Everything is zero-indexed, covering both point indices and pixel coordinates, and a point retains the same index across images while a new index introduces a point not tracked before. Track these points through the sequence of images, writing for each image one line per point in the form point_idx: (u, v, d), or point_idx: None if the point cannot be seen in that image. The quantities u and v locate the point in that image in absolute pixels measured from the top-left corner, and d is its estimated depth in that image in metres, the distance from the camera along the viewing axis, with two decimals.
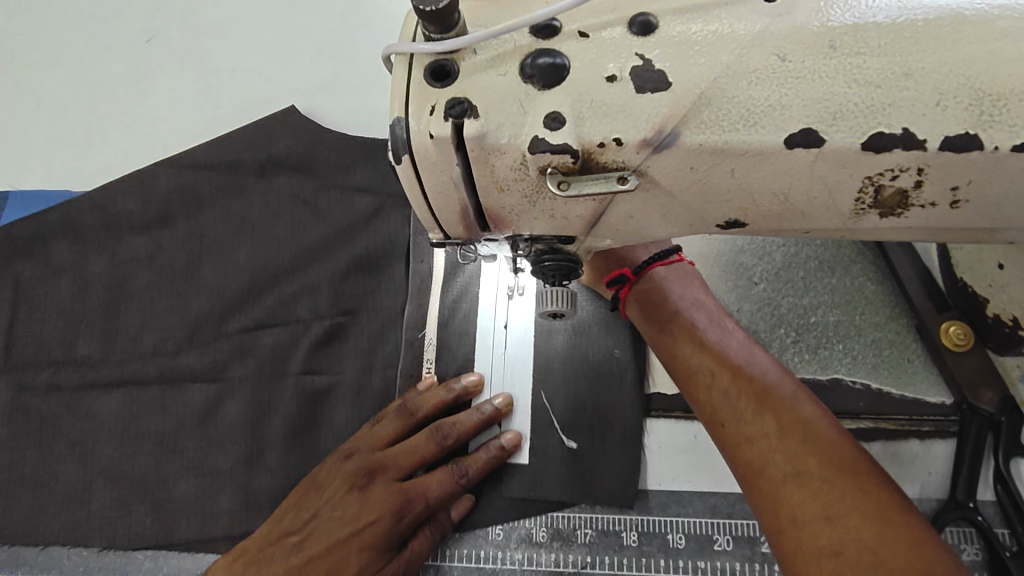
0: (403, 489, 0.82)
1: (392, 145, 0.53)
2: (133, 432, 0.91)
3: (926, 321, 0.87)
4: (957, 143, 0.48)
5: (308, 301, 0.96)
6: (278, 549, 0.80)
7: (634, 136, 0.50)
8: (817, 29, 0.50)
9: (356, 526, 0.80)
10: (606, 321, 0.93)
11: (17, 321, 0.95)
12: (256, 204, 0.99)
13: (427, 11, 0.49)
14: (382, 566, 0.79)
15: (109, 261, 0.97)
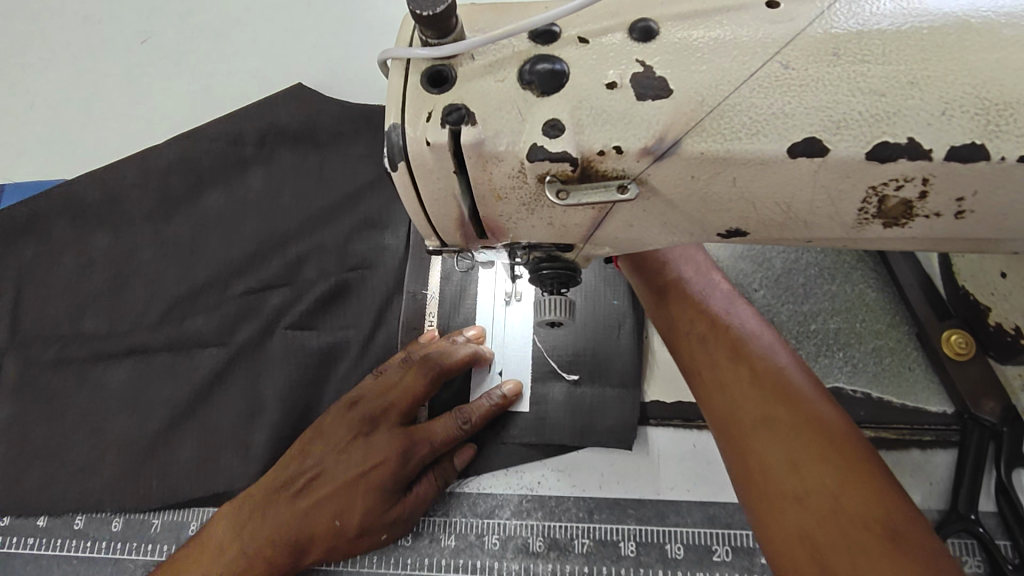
0: (406, 435, 0.83)
1: (388, 152, 0.52)
2: (132, 411, 0.95)
3: (927, 329, 0.86)
4: (964, 153, 0.47)
5: (315, 262, 0.99)
6: (285, 494, 0.81)
7: (634, 144, 0.49)
8: (821, 36, 0.49)
9: (361, 469, 0.81)
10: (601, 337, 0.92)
11: (27, 300, 1.00)
12: (258, 175, 1.03)
13: (423, 15, 0.48)
14: (389, 508, 0.81)
15: (111, 242, 1.02)
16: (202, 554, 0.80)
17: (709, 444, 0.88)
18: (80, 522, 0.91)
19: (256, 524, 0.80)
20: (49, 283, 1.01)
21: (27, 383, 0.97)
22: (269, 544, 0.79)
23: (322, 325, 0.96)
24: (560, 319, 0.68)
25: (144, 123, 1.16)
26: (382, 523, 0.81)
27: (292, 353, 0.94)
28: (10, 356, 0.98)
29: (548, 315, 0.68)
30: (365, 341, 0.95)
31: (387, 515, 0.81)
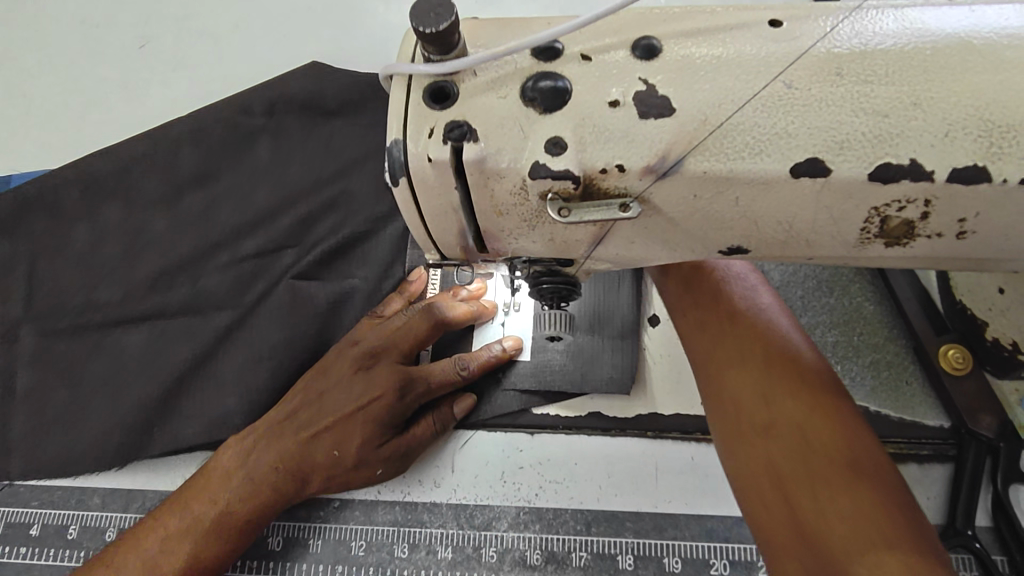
0: (404, 371, 0.85)
1: (389, 168, 0.52)
2: (122, 414, 0.92)
3: (926, 344, 0.86)
4: (965, 175, 0.47)
5: (324, 219, 1.00)
6: (288, 426, 0.84)
7: (637, 163, 0.49)
8: (825, 56, 0.49)
9: (361, 402, 0.83)
10: (605, 347, 0.91)
11: (40, 270, 0.99)
12: (266, 145, 1.03)
13: (426, 32, 0.48)
14: (384, 443, 0.84)
15: (113, 230, 1.00)
16: (209, 481, 0.82)
17: (707, 458, 0.88)
18: (73, 533, 0.90)
19: (259, 452, 0.82)
20: (66, 255, 1.00)
21: (45, 351, 0.96)
22: (270, 473, 0.81)
23: (329, 277, 0.98)
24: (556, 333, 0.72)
25: (141, 125, 1.15)
26: (377, 457, 0.83)
27: (301, 304, 0.96)
28: (24, 327, 0.97)
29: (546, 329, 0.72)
30: (373, 291, 0.97)
31: (381, 450, 0.83)
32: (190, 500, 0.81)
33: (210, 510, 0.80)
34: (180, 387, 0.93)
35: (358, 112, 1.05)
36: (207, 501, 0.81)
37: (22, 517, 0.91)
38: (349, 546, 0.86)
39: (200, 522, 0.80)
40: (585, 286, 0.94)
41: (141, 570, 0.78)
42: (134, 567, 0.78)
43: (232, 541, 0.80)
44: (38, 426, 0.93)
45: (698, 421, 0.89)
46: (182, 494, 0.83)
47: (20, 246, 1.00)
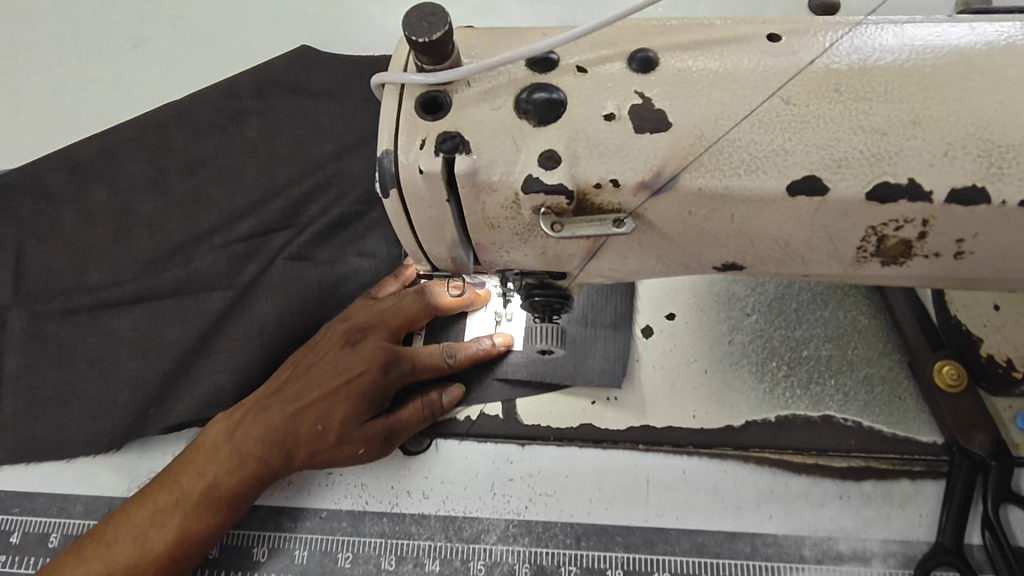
0: (390, 346, 0.85)
1: (380, 179, 0.51)
2: (106, 413, 0.91)
3: (920, 359, 0.86)
4: (964, 196, 0.46)
5: (316, 200, 0.99)
6: (274, 399, 0.83)
7: (632, 178, 0.48)
8: (823, 71, 0.49)
9: (345, 377, 0.82)
10: (600, 337, 0.92)
11: (28, 253, 0.98)
12: (254, 126, 1.02)
13: (418, 42, 0.47)
14: (368, 420, 0.82)
15: (101, 219, 0.99)
16: (198, 454, 0.81)
17: (699, 472, 0.86)
18: (54, 541, 0.88)
19: (248, 425, 0.81)
20: (53, 239, 0.98)
21: (35, 333, 0.94)
22: (259, 447, 0.80)
23: (321, 258, 0.97)
24: (550, 347, 0.66)
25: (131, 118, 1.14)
26: (361, 433, 0.81)
27: (292, 283, 0.95)
28: (15, 310, 0.95)
29: (541, 343, 0.66)
30: (369, 277, 0.97)
31: (364, 428, 0.82)
32: (180, 474, 0.80)
33: (200, 482, 0.79)
34: (167, 394, 0.92)
35: (346, 90, 1.04)
36: (196, 475, 0.79)
37: (3, 525, 0.90)
38: (335, 558, 0.85)
39: (190, 495, 0.78)
40: (577, 299, 0.94)
41: (131, 544, 0.76)
42: (123, 542, 0.76)
43: (219, 516, 0.78)
44: (22, 426, 0.92)
45: (690, 434, 0.88)
46: (172, 469, 0.81)
47: (6, 231, 0.98)
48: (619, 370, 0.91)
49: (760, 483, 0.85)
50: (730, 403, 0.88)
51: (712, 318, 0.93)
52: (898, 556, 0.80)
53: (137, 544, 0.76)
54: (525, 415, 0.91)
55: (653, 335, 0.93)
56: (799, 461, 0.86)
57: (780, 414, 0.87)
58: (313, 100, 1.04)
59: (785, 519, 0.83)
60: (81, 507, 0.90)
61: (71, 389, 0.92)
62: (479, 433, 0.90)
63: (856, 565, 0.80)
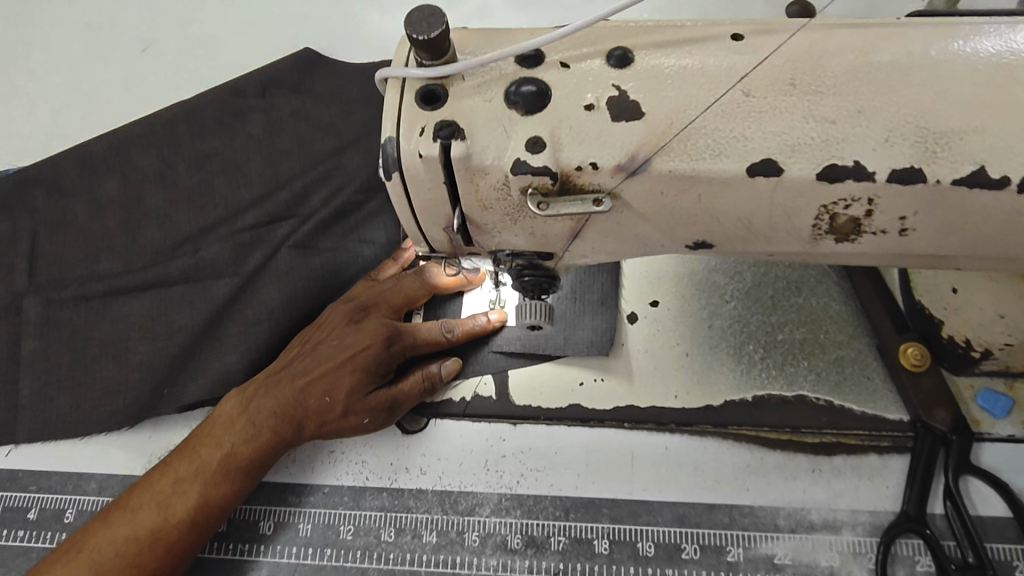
0: (391, 323, 0.90)
1: (383, 163, 0.57)
2: (118, 395, 0.96)
3: (887, 341, 0.92)
4: (903, 176, 0.52)
5: (319, 194, 1.04)
6: (285, 374, 0.88)
7: (609, 162, 0.54)
8: (779, 67, 0.54)
9: (351, 351, 0.87)
10: (587, 313, 0.98)
11: (43, 243, 1.03)
12: (260, 125, 1.08)
13: (418, 39, 0.53)
14: (372, 393, 0.88)
15: (112, 211, 1.04)
16: (215, 427, 0.86)
17: (680, 449, 0.92)
18: (69, 516, 0.92)
19: (261, 399, 0.86)
20: (68, 231, 1.03)
21: (49, 318, 0.99)
22: (272, 418, 0.85)
23: (323, 248, 1.02)
24: (540, 323, 0.71)
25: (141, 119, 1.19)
26: (366, 404, 0.87)
27: (295, 271, 0.99)
28: (30, 297, 1.00)
29: (531, 319, 0.71)
30: (369, 265, 1.03)
31: (369, 399, 0.87)
32: (198, 445, 0.85)
33: (217, 452, 0.84)
34: (177, 377, 0.97)
35: (347, 91, 1.12)
36: (214, 445, 0.84)
37: (20, 501, 0.94)
38: (338, 531, 0.90)
39: (209, 464, 0.83)
40: (566, 280, 0.99)
41: (154, 510, 0.81)
42: (147, 509, 0.81)
43: (237, 483, 0.84)
44: (36, 407, 0.97)
45: (672, 413, 0.93)
46: (190, 441, 0.86)
47: (22, 223, 1.04)
48: (608, 339, 0.96)
49: (737, 458, 0.91)
50: (709, 383, 0.94)
51: (693, 305, 0.99)
52: (866, 525, 0.86)
53: (161, 510, 0.81)
54: (514, 395, 0.96)
55: (639, 320, 0.99)
56: (774, 437, 0.91)
57: (756, 394, 0.93)
58: (317, 101, 1.10)
59: (760, 491, 0.89)
60: (94, 483, 0.94)
61: (85, 372, 0.97)
62: (474, 413, 0.95)
63: (827, 533, 0.86)
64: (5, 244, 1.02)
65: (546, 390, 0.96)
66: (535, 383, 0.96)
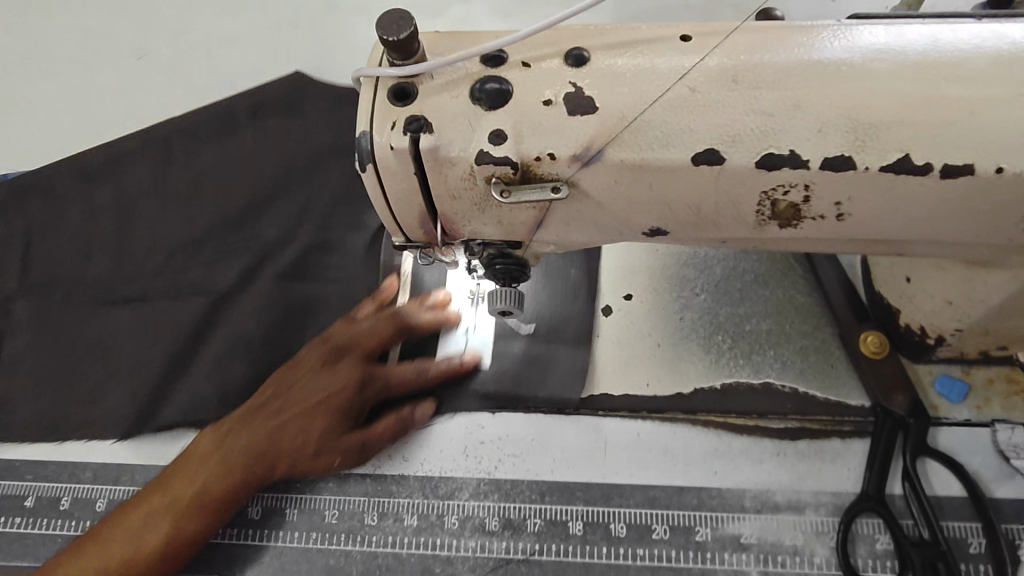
0: (366, 366, 0.94)
1: (359, 156, 0.61)
2: (110, 386, 1.00)
3: (848, 329, 0.96)
4: (836, 163, 0.57)
5: (307, 196, 1.10)
6: (261, 414, 0.92)
7: (566, 152, 0.58)
8: (723, 63, 0.59)
9: (325, 395, 0.91)
10: (558, 317, 1.02)
11: (47, 245, 1.10)
12: (251, 134, 1.15)
13: (389, 40, 0.58)
14: (344, 436, 0.92)
15: (108, 215, 1.11)
16: (190, 463, 0.90)
17: (652, 434, 0.96)
18: (65, 503, 0.94)
19: (236, 437, 0.90)
20: (70, 234, 1.10)
21: (50, 315, 1.05)
22: (246, 457, 0.89)
23: (310, 244, 1.06)
24: (508, 309, 0.75)
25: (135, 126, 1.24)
26: (337, 448, 0.91)
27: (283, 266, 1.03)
28: (35, 297, 1.06)
29: (499, 304, 0.74)
30: (352, 260, 1.06)
31: (339, 444, 0.91)
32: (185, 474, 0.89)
33: (191, 488, 0.87)
34: (168, 370, 1.00)
35: (334, 97, 1.17)
36: (188, 482, 0.88)
37: (17, 489, 0.95)
38: (322, 515, 0.93)
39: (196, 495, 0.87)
40: (541, 267, 1.04)
41: (127, 543, 0.84)
42: (120, 542, 0.85)
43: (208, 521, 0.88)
44: (32, 398, 1.00)
45: (644, 400, 0.97)
46: (165, 476, 0.90)
47: (26, 227, 1.11)
48: (581, 332, 1.01)
49: (706, 443, 0.95)
50: (679, 372, 0.98)
51: (664, 297, 1.03)
52: (829, 505, 0.90)
53: (134, 543, 0.84)
54: (493, 385, 0.99)
55: (612, 313, 1.02)
56: (741, 423, 0.95)
57: (724, 381, 0.97)
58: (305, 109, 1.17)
59: (727, 474, 0.92)
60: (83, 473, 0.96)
61: (81, 364, 1.02)
62: (454, 403, 0.99)
63: (791, 514, 0.89)
64: (13, 249, 1.09)
65: (519, 385, 0.99)
66: (509, 377, 0.99)
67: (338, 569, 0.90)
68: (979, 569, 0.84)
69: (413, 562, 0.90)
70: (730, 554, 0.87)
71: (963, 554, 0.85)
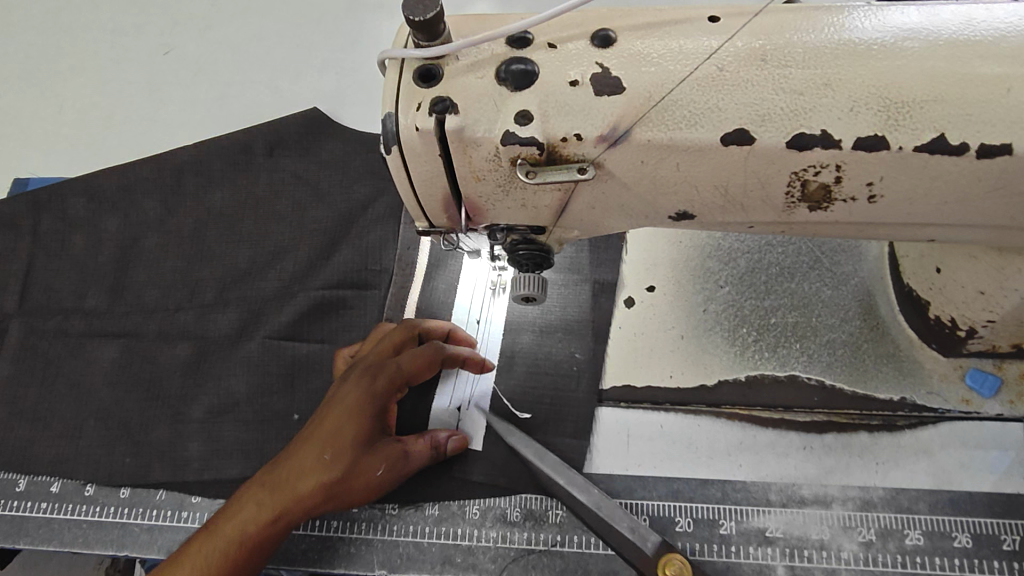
0: (376, 395, 0.84)
1: (383, 137, 0.61)
2: (135, 376, 1.01)
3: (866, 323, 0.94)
4: (868, 143, 0.56)
5: (333, 190, 1.12)
6: (283, 456, 0.82)
7: (592, 132, 0.58)
8: (751, 43, 0.58)
9: (340, 427, 0.82)
10: (570, 327, 1.00)
11: (76, 238, 1.10)
12: (275, 128, 1.16)
13: (415, 20, 0.57)
14: (356, 474, 0.82)
15: (136, 211, 1.12)
16: (217, 518, 0.80)
17: (675, 427, 0.94)
18: (91, 490, 0.94)
19: (257, 482, 0.81)
20: (98, 227, 1.11)
21: (80, 307, 1.06)
22: (268, 494, 0.80)
23: (337, 236, 1.08)
24: (533, 295, 0.72)
25: (163, 122, 1.25)
26: (349, 486, 0.81)
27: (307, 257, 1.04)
28: (66, 288, 1.07)
29: (524, 290, 0.72)
30: (376, 249, 1.07)
31: (353, 482, 0.82)
32: (185, 554, 0.78)
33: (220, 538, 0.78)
34: (194, 359, 1.01)
35: None
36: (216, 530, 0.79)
37: (43, 477, 0.95)
38: None
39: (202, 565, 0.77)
40: (558, 256, 1.06)
41: None
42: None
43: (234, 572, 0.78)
44: (59, 386, 1.01)
45: (667, 392, 0.96)
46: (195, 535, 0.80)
47: (56, 222, 1.11)
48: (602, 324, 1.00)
49: (730, 436, 0.93)
50: (703, 365, 0.97)
51: (688, 288, 1.01)
52: (856, 500, 0.88)
53: None
54: (521, 377, 0.98)
55: (635, 305, 1.01)
56: (767, 416, 0.94)
57: (749, 373, 0.96)
58: None
59: (752, 467, 0.91)
60: (104, 461, 0.96)
61: (106, 353, 1.02)
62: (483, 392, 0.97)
63: (818, 508, 0.88)
64: (42, 243, 1.10)
65: (539, 376, 0.98)
66: (529, 369, 0.98)
67: (357, 558, 0.89)
68: (1012, 566, 0.83)
69: (434, 552, 0.88)
70: (756, 548, 0.86)
71: (996, 551, 0.83)
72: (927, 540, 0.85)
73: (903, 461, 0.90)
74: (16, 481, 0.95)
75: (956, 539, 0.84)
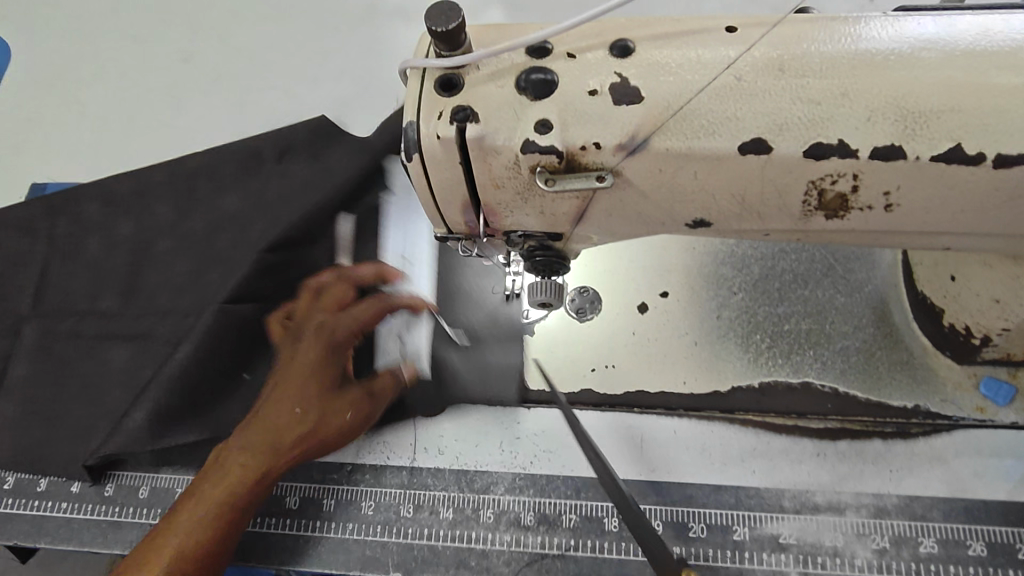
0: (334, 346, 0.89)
1: (405, 145, 0.62)
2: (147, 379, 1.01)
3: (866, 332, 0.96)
4: (884, 153, 0.57)
5: None
6: (255, 409, 0.86)
7: (611, 141, 0.59)
8: (769, 54, 0.59)
9: (305, 379, 0.86)
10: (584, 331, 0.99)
11: (90, 241, 1.11)
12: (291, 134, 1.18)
13: (438, 30, 0.59)
14: (327, 417, 0.87)
15: (140, 224, 1.11)
16: (201, 477, 0.84)
17: (690, 433, 0.95)
18: (110, 489, 0.98)
19: (235, 437, 0.85)
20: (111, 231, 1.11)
21: (92, 310, 1.06)
22: (246, 446, 0.84)
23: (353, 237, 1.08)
24: (549, 301, 0.76)
25: (181, 128, 1.27)
26: (322, 431, 0.86)
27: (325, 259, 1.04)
28: (80, 293, 1.07)
29: (540, 296, 0.76)
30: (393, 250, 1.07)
31: (325, 426, 0.87)
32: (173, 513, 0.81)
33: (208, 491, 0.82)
34: None
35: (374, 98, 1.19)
36: (202, 485, 0.83)
37: (60, 477, 0.99)
38: (360, 506, 0.93)
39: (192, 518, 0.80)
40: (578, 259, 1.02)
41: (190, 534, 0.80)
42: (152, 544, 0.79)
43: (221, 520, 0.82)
44: (74, 388, 1.02)
45: (680, 398, 0.96)
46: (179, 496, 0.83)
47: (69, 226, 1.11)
48: (617, 330, 0.98)
49: (743, 442, 0.94)
50: (716, 371, 0.97)
51: (702, 295, 1.00)
52: (869, 507, 0.88)
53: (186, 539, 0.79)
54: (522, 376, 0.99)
55: (648, 311, 0.99)
56: (780, 422, 0.94)
57: (763, 380, 0.96)
58: None
59: (766, 473, 0.91)
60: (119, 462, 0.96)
61: (120, 356, 1.03)
62: (492, 399, 0.99)
63: (831, 515, 0.88)
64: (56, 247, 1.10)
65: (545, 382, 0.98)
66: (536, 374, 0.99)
67: (372, 560, 0.89)
68: None
69: (448, 554, 0.89)
70: (769, 554, 0.86)
71: (1011, 560, 0.83)
72: (941, 548, 0.85)
73: (917, 469, 0.90)
74: (37, 480, 1.00)
75: (970, 548, 0.84)
